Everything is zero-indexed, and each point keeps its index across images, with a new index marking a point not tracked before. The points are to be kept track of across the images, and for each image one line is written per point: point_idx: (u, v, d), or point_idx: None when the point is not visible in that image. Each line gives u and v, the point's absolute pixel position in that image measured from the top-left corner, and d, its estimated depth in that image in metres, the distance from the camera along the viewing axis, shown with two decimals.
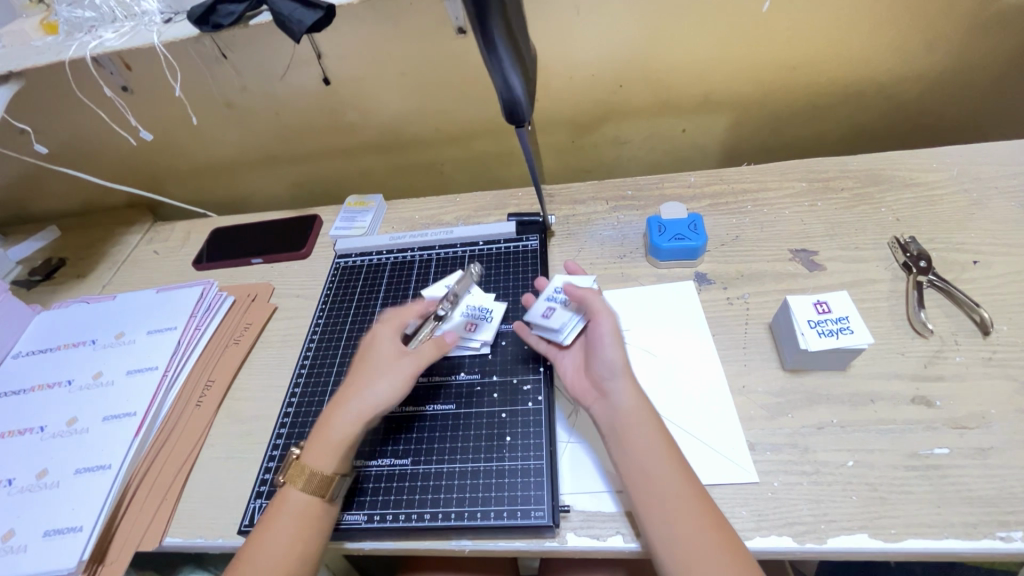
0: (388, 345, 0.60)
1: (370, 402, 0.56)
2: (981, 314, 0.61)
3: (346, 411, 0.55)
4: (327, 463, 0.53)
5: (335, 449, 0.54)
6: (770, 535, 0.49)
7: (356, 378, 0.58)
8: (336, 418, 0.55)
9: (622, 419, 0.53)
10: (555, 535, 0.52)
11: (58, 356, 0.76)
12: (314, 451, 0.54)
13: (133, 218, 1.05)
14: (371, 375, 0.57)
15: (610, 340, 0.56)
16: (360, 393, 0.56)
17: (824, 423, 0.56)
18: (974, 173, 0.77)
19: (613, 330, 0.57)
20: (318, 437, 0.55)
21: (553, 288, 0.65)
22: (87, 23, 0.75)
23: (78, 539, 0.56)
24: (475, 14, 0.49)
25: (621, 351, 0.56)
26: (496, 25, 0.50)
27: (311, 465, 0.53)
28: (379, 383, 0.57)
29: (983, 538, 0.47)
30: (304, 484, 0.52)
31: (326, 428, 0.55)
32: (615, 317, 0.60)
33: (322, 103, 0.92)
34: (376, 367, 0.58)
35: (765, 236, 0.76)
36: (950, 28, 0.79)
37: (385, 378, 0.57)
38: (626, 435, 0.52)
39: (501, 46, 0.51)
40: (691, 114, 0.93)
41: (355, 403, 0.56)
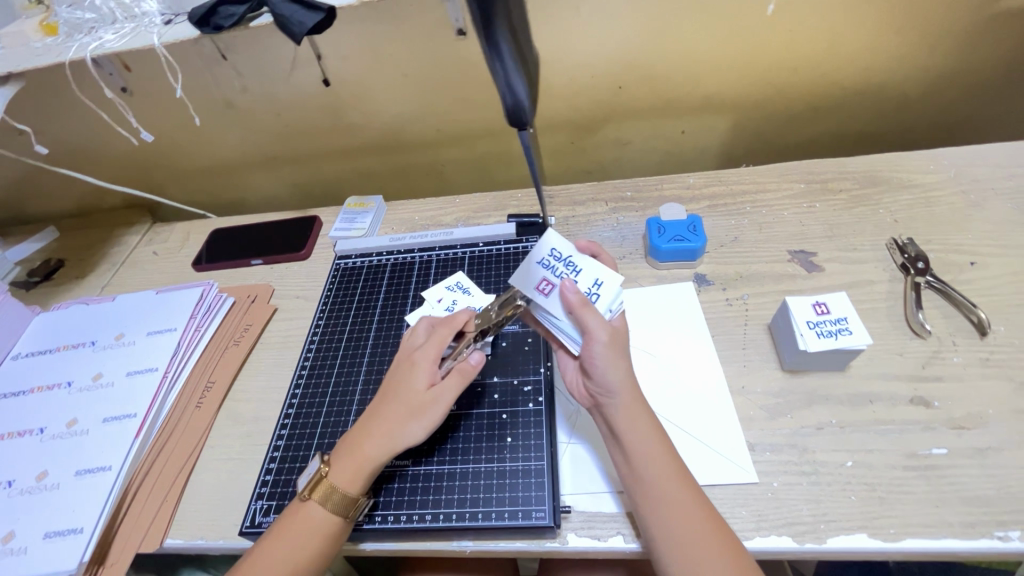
0: (422, 374, 0.55)
1: (400, 438, 0.53)
2: (978, 315, 0.61)
3: (377, 443, 0.53)
4: (354, 490, 0.52)
5: (366, 475, 0.53)
6: (769, 535, 0.50)
7: (388, 410, 0.54)
8: (368, 445, 0.53)
9: (621, 425, 0.51)
10: (556, 535, 0.53)
11: (58, 357, 0.76)
12: (344, 472, 0.53)
13: (133, 219, 1.05)
14: (402, 408, 0.54)
15: (603, 344, 0.50)
16: (392, 425, 0.53)
17: (823, 424, 0.57)
18: (972, 175, 0.77)
19: (611, 332, 0.51)
20: (348, 457, 0.53)
21: (551, 251, 0.54)
22: (87, 24, 0.75)
23: (79, 540, 0.56)
24: (480, 17, 0.50)
25: (619, 355, 0.51)
26: (500, 27, 0.51)
27: (340, 486, 0.52)
28: (411, 421, 0.53)
29: (981, 537, 0.48)
30: (329, 502, 0.52)
31: (357, 452, 0.53)
32: (618, 316, 0.54)
33: (321, 104, 0.92)
34: (406, 401, 0.54)
35: (764, 237, 0.76)
36: (947, 31, 0.80)
37: (416, 415, 0.53)
38: (622, 440, 0.51)
39: (504, 49, 0.52)
40: (690, 116, 0.93)
41: (388, 436, 0.53)
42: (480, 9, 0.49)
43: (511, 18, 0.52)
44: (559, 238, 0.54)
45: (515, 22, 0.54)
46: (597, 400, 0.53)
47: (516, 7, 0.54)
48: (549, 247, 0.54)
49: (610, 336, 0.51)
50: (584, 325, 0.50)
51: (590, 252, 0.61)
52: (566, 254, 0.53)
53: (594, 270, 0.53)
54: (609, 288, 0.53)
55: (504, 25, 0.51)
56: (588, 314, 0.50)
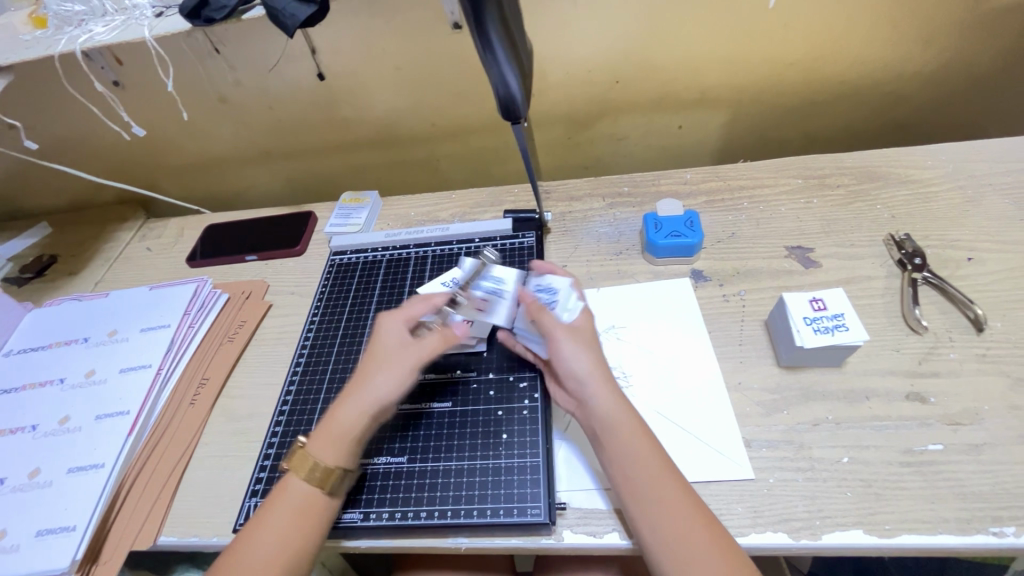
0: (397, 335, 0.58)
1: (373, 394, 0.55)
2: (975, 311, 0.61)
3: (352, 403, 0.55)
4: (330, 457, 0.52)
5: (340, 441, 0.53)
6: (765, 531, 0.50)
7: (366, 366, 0.57)
8: (343, 409, 0.54)
9: (601, 421, 0.52)
10: (551, 532, 0.52)
11: (50, 354, 0.75)
12: (320, 440, 0.53)
13: (126, 215, 1.04)
14: (376, 365, 0.56)
15: (566, 339, 0.55)
16: (367, 381, 0.56)
17: (819, 420, 0.56)
18: (969, 170, 0.77)
19: (569, 329, 0.56)
20: (324, 426, 0.54)
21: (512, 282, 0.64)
22: (77, 17, 0.74)
23: (72, 538, 0.56)
24: (471, 9, 0.49)
25: (583, 350, 0.55)
26: (490, 18, 0.49)
27: (317, 455, 0.52)
28: (384, 377, 0.55)
29: (976, 533, 0.48)
30: (309, 474, 0.52)
31: (334, 417, 0.54)
32: (582, 314, 0.58)
33: (316, 98, 0.91)
34: (381, 358, 0.57)
35: (761, 232, 0.76)
36: (946, 26, 0.79)
37: (386, 373, 0.56)
38: (606, 436, 0.51)
39: (496, 40, 0.51)
40: (687, 111, 0.93)
41: (361, 394, 0.55)
42: (470, 1, 0.47)
43: (504, 7, 0.51)
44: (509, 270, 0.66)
45: (507, 11, 0.52)
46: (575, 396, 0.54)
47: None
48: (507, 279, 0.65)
49: (569, 332, 0.56)
50: (545, 325, 0.56)
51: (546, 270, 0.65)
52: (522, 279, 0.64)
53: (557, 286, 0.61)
54: (563, 291, 0.60)
55: (496, 16, 0.50)
56: (545, 317, 0.57)
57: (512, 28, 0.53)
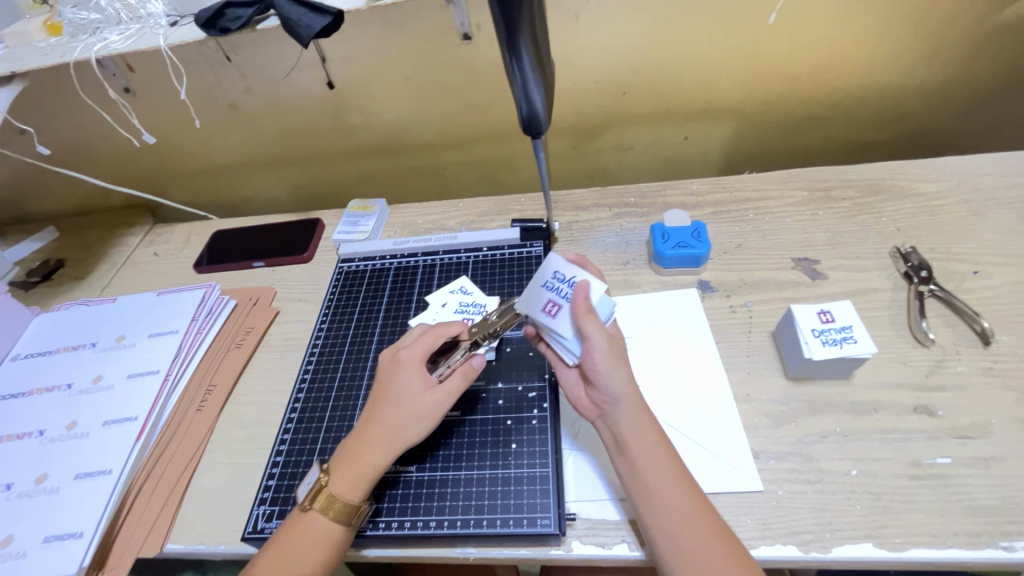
0: (415, 377, 0.56)
1: (399, 440, 0.54)
2: (982, 324, 0.62)
3: (378, 447, 0.53)
4: (356, 495, 0.52)
5: (367, 480, 0.53)
6: (774, 544, 0.50)
7: (384, 411, 0.55)
8: (367, 449, 0.53)
9: (625, 436, 0.52)
10: (560, 543, 0.52)
11: (58, 359, 0.75)
12: (344, 479, 0.52)
13: (133, 220, 1.04)
14: (399, 411, 0.54)
15: (604, 352, 0.52)
16: (388, 426, 0.54)
17: (827, 432, 0.57)
18: (974, 184, 0.78)
19: (609, 338, 0.53)
20: (347, 464, 0.53)
21: (554, 272, 0.57)
22: (92, 25, 0.74)
23: (79, 545, 0.56)
24: (505, 26, 0.49)
25: (619, 363, 0.53)
26: (524, 40, 0.50)
27: (340, 493, 0.52)
28: (410, 424, 0.54)
29: (986, 547, 0.48)
30: (332, 511, 0.51)
31: (357, 458, 0.53)
32: (612, 324, 0.57)
33: (325, 106, 0.92)
34: (404, 403, 0.55)
35: (767, 244, 0.76)
36: (950, 41, 0.80)
37: (417, 416, 0.54)
38: (626, 446, 0.51)
39: (526, 60, 0.52)
40: (693, 123, 0.93)
41: (388, 439, 0.54)
42: (506, 20, 0.48)
43: (537, 25, 0.51)
44: (562, 259, 0.58)
45: (540, 29, 0.52)
46: (599, 405, 0.54)
47: (542, 13, 0.53)
48: (552, 269, 0.57)
49: (609, 344, 0.53)
50: (586, 333, 0.53)
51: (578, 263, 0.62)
52: (570, 274, 0.57)
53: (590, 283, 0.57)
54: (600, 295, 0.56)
55: (529, 35, 0.50)
56: (590, 323, 0.53)
57: (542, 46, 0.54)
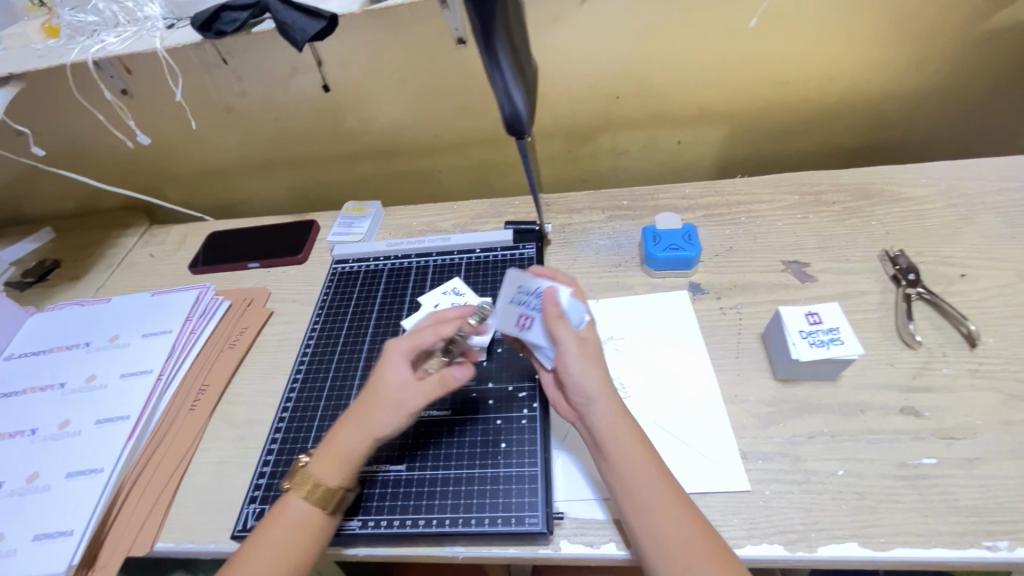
0: (395, 369, 0.55)
1: (375, 429, 0.53)
2: (968, 327, 0.62)
3: (352, 433, 0.54)
4: (333, 479, 0.53)
5: (344, 465, 0.53)
6: (761, 543, 0.50)
7: (364, 400, 0.55)
8: (345, 434, 0.54)
9: (602, 436, 0.52)
10: (548, 542, 0.53)
11: (52, 358, 0.75)
12: (321, 462, 0.53)
13: (129, 221, 1.05)
14: (379, 400, 0.54)
15: (577, 355, 0.54)
16: (368, 415, 0.54)
17: (815, 433, 0.57)
18: (962, 188, 0.79)
19: (579, 342, 0.54)
20: (328, 449, 0.54)
21: (521, 285, 0.58)
22: (90, 27, 0.75)
23: (69, 543, 0.56)
24: (480, 26, 0.50)
25: (592, 363, 0.54)
26: (500, 39, 0.51)
27: (318, 475, 0.53)
28: (381, 413, 0.53)
29: (970, 547, 0.48)
30: (310, 494, 0.52)
31: (335, 442, 0.54)
32: (587, 324, 0.57)
33: (321, 109, 0.92)
34: (380, 394, 0.54)
35: (758, 247, 0.77)
36: (938, 48, 0.81)
37: (389, 409, 0.53)
38: (604, 447, 0.52)
39: (504, 60, 0.53)
40: (686, 127, 0.94)
41: (362, 426, 0.54)
42: (481, 19, 0.49)
43: (512, 26, 0.53)
44: (522, 275, 0.59)
45: (515, 31, 0.54)
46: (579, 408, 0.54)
47: (518, 17, 0.55)
48: (515, 284, 0.59)
49: (580, 347, 0.54)
50: (557, 339, 0.54)
51: (546, 275, 0.61)
52: (533, 287, 0.58)
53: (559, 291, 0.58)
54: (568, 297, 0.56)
55: (504, 36, 0.52)
56: (561, 327, 0.54)
57: (519, 47, 0.55)
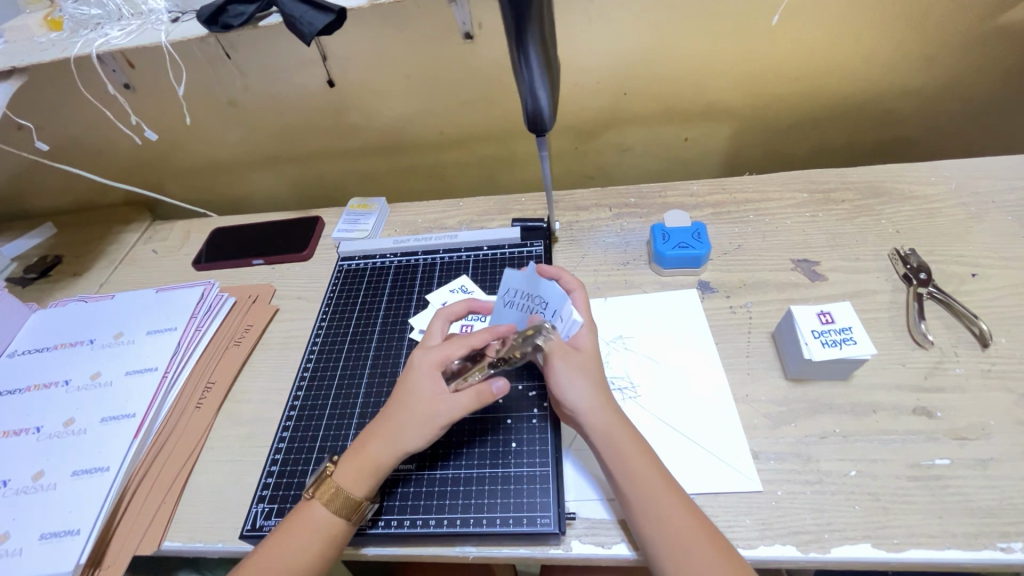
0: (426, 382, 0.54)
1: (400, 441, 0.53)
2: (980, 326, 0.62)
3: (380, 447, 0.53)
4: (358, 490, 0.52)
5: (370, 478, 0.53)
6: (774, 544, 0.50)
7: (392, 411, 0.54)
8: (370, 446, 0.53)
9: (594, 438, 0.53)
10: (560, 542, 0.52)
11: (56, 356, 0.75)
12: (347, 471, 0.53)
13: (132, 217, 1.04)
14: (406, 413, 0.53)
15: (560, 365, 0.55)
16: (395, 427, 0.53)
17: (827, 433, 0.57)
18: (973, 187, 0.78)
19: (563, 354, 0.56)
20: (352, 457, 0.54)
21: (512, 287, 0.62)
22: (93, 20, 0.74)
23: (76, 542, 0.55)
24: (514, 22, 0.49)
25: (580, 372, 0.55)
26: (531, 36, 0.50)
27: (343, 484, 0.52)
28: (413, 429, 0.53)
29: (984, 548, 0.48)
30: (333, 502, 0.51)
31: (361, 453, 0.53)
32: (581, 334, 0.58)
33: (326, 104, 0.92)
34: (409, 407, 0.54)
35: (767, 245, 0.76)
36: (949, 45, 0.81)
37: (418, 422, 0.53)
38: (602, 455, 0.52)
39: (533, 57, 0.52)
40: (693, 124, 0.94)
41: (391, 441, 0.53)
42: (515, 15, 0.48)
43: (544, 21, 0.51)
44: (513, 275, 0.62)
45: (546, 25, 0.53)
46: (572, 417, 0.55)
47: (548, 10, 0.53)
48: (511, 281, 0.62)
49: (563, 357, 0.56)
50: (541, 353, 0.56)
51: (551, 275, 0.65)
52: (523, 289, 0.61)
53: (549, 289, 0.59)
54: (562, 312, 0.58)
55: (536, 32, 0.51)
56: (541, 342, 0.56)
57: (548, 43, 0.54)
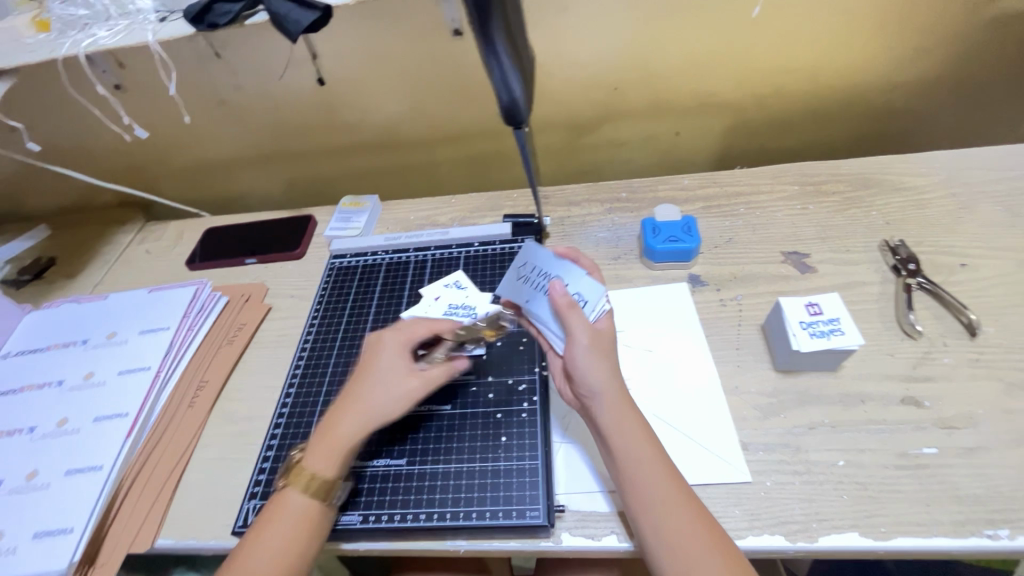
0: (398, 358, 0.57)
1: (376, 416, 0.54)
2: (969, 316, 0.62)
3: (351, 423, 0.54)
4: (331, 471, 0.52)
5: (341, 456, 0.53)
6: (762, 534, 0.50)
7: (363, 388, 0.56)
8: (342, 426, 0.54)
9: (603, 425, 0.52)
10: (550, 534, 0.53)
11: (49, 356, 0.75)
12: (318, 455, 0.53)
13: (126, 218, 1.04)
14: (381, 389, 0.55)
15: (584, 347, 0.53)
16: (370, 404, 0.55)
17: (815, 423, 0.57)
18: (963, 178, 0.78)
19: (592, 334, 0.54)
20: (322, 441, 0.53)
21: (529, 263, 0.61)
22: (81, 21, 0.74)
23: (70, 540, 0.56)
24: (476, 13, 0.49)
25: (602, 358, 0.54)
26: (497, 27, 0.50)
27: (315, 469, 0.52)
28: (388, 402, 0.55)
29: (971, 535, 0.48)
30: (307, 487, 0.52)
31: (331, 434, 0.54)
32: (605, 317, 0.57)
33: (316, 103, 0.92)
34: (382, 385, 0.55)
35: (757, 238, 0.76)
36: (938, 36, 0.81)
37: (394, 397, 0.55)
38: (609, 441, 0.51)
39: (501, 50, 0.52)
40: (684, 118, 0.94)
41: (363, 415, 0.54)
42: (478, 8, 0.49)
43: (507, 11, 0.52)
44: (529, 252, 0.62)
45: (510, 15, 0.53)
46: (582, 400, 0.54)
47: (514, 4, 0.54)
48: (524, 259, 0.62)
49: (592, 339, 0.54)
50: (569, 327, 0.54)
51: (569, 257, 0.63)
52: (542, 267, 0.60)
53: (574, 277, 0.59)
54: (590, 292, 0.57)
55: (500, 21, 0.51)
56: (573, 316, 0.54)
57: (515, 33, 0.54)
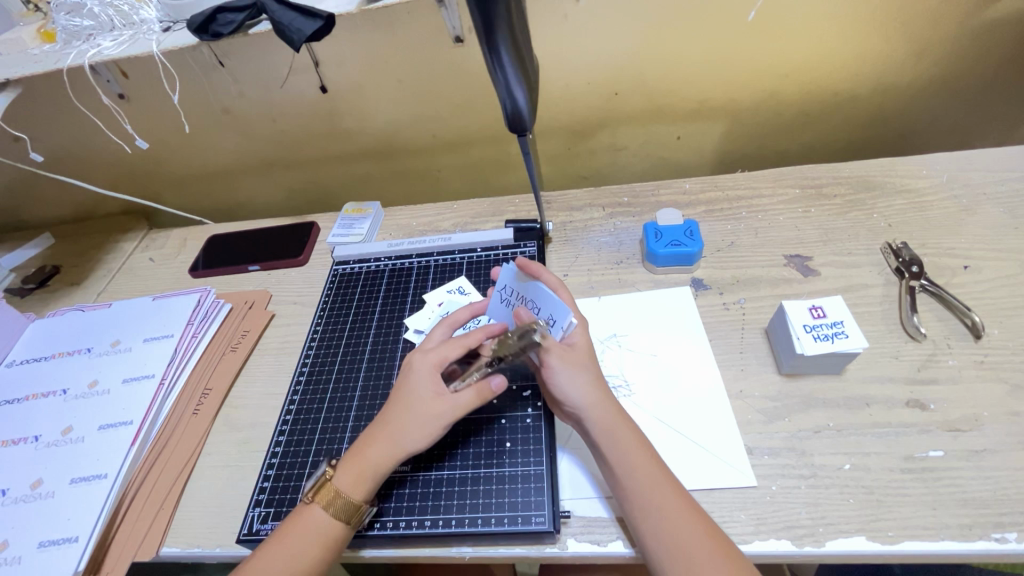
0: (428, 381, 0.55)
1: (406, 444, 0.53)
2: (972, 318, 0.62)
3: (379, 448, 0.53)
4: (358, 494, 0.52)
5: (369, 481, 0.53)
6: (769, 539, 0.50)
7: (392, 416, 0.55)
8: (371, 451, 0.53)
9: (593, 432, 0.53)
10: (556, 540, 0.52)
11: (54, 364, 0.75)
12: (348, 474, 0.53)
13: (129, 226, 1.05)
14: (410, 416, 0.54)
15: (556, 361, 0.55)
16: (398, 431, 0.53)
17: (820, 427, 0.57)
18: (964, 180, 0.78)
19: (561, 350, 0.56)
20: (351, 460, 0.54)
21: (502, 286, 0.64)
22: (86, 31, 0.75)
23: (75, 550, 0.56)
24: (482, 23, 0.49)
25: (579, 367, 0.55)
26: (503, 36, 0.51)
27: (342, 488, 0.52)
28: (416, 429, 0.53)
29: (979, 539, 0.48)
30: (333, 505, 0.52)
31: (361, 456, 0.54)
32: (573, 330, 0.57)
33: (319, 110, 0.92)
34: (410, 405, 0.54)
35: (760, 242, 0.76)
36: (939, 39, 0.81)
37: (421, 423, 0.53)
38: (601, 447, 0.52)
39: (506, 58, 0.52)
40: (685, 123, 0.94)
41: (389, 440, 0.53)
42: (483, 19, 0.49)
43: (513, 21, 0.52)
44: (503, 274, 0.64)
45: (516, 24, 0.53)
46: (569, 410, 0.55)
47: (519, 13, 0.54)
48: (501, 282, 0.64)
49: (560, 355, 0.55)
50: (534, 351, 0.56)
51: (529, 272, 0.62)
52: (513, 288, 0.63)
53: (540, 295, 0.59)
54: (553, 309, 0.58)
55: (506, 32, 0.51)
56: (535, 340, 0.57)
57: (521, 42, 0.54)
